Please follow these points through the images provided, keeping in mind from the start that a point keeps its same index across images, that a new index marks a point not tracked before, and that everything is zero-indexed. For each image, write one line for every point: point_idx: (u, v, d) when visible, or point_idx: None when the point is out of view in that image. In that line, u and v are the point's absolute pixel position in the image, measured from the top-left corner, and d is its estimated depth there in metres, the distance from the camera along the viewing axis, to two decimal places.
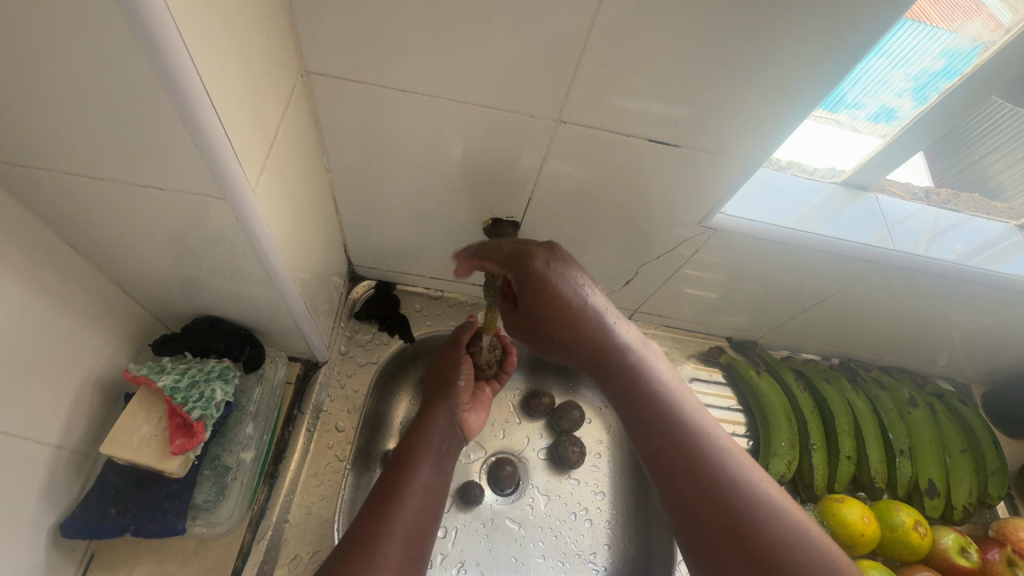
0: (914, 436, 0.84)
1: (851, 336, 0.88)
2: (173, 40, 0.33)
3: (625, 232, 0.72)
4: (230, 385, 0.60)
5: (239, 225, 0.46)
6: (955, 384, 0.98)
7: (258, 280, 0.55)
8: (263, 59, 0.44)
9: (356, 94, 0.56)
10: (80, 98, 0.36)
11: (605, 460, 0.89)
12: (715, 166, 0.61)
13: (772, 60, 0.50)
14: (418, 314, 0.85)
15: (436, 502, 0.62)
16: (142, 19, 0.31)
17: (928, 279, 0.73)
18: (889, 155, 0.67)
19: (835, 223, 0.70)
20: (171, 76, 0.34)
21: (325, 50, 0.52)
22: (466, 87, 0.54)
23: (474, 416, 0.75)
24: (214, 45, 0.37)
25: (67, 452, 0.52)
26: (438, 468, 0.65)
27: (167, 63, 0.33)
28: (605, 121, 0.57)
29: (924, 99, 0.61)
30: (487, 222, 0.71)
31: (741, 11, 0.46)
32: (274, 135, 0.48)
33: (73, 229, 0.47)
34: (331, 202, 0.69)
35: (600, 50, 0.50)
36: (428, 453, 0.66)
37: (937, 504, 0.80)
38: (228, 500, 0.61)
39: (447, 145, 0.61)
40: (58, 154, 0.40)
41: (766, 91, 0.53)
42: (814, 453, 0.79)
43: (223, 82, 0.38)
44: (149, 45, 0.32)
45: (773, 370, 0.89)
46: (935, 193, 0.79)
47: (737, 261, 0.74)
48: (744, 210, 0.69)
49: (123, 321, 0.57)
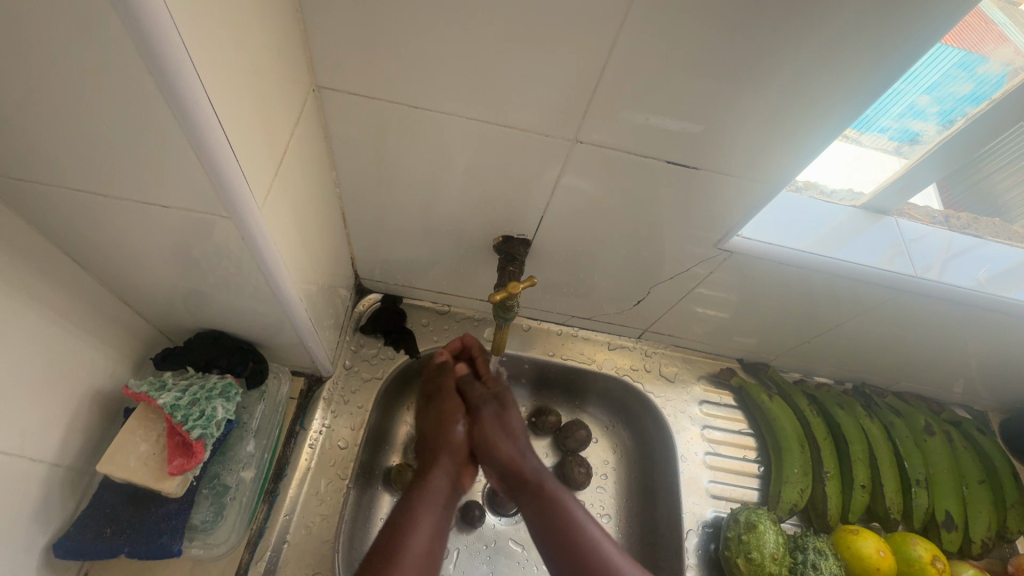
0: (930, 464, 0.82)
1: (865, 361, 0.86)
2: (182, 60, 0.32)
3: (637, 251, 0.70)
4: (231, 403, 0.59)
5: (245, 242, 0.45)
6: (972, 412, 0.95)
7: (263, 297, 0.54)
8: (274, 74, 0.44)
9: (368, 109, 0.55)
10: (88, 115, 0.35)
11: (611, 481, 0.86)
12: (731, 187, 0.60)
13: (794, 84, 0.49)
14: (425, 329, 0.83)
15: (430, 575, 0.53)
16: (149, 37, 0.30)
17: (948, 305, 0.71)
18: (909, 180, 0.65)
19: (853, 246, 0.69)
20: (179, 97, 0.33)
21: (337, 64, 0.51)
22: (480, 104, 0.53)
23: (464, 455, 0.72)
24: (224, 62, 0.36)
25: (63, 469, 0.51)
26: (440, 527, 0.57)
27: (172, 82, 0.32)
28: (621, 140, 0.55)
29: (948, 123, 0.59)
30: (497, 239, 0.70)
31: (765, 34, 0.45)
32: (284, 150, 0.47)
33: (76, 243, 0.46)
34: (340, 216, 0.68)
35: (619, 69, 0.49)
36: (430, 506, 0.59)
37: (954, 538, 0.77)
38: (226, 520, 0.59)
39: (459, 162, 0.60)
40: (61, 169, 0.39)
41: (787, 115, 0.52)
42: (827, 482, 0.77)
43: (232, 99, 0.38)
44: (156, 65, 0.31)
45: (786, 394, 0.87)
46: (954, 217, 0.77)
47: (752, 282, 0.72)
48: (761, 233, 0.68)
49: (126, 334, 0.57)
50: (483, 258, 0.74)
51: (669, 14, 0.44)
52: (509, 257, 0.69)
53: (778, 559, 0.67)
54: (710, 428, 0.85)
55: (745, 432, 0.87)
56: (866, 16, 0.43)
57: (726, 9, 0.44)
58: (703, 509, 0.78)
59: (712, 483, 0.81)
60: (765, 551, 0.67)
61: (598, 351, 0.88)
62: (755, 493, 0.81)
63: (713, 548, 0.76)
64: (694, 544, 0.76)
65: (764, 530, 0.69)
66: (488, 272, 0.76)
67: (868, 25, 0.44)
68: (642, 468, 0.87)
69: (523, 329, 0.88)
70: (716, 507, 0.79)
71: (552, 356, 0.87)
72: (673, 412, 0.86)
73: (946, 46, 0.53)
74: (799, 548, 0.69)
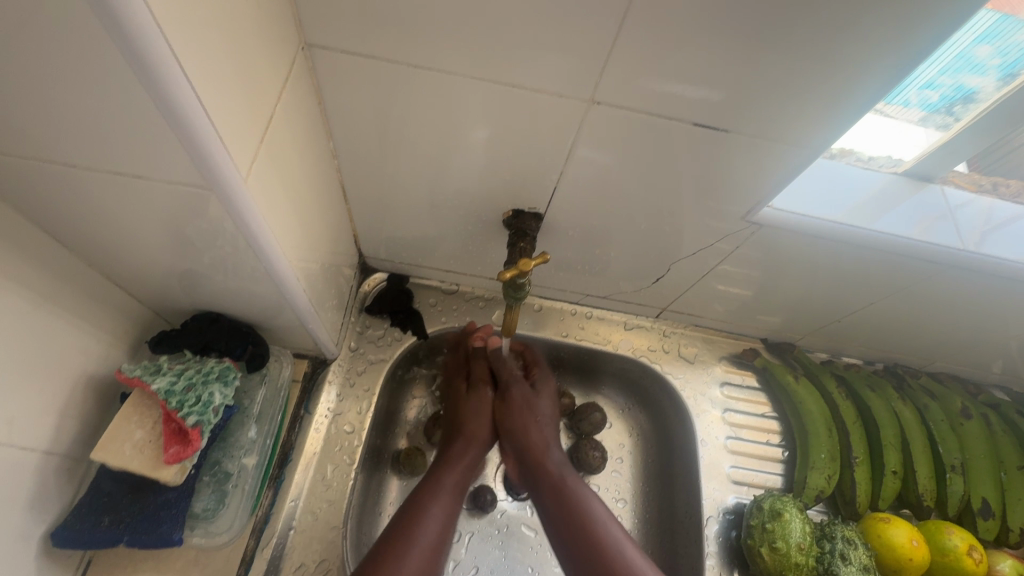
0: (967, 450, 0.77)
1: (897, 340, 0.81)
2: (143, 15, 0.28)
3: (658, 226, 0.66)
4: (230, 388, 0.56)
5: (231, 218, 0.42)
6: (1010, 394, 0.90)
7: (259, 277, 0.51)
8: (254, 29, 0.39)
9: (364, 71, 0.50)
10: (42, 73, 0.31)
11: (627, 465, 0.84)
12: (764, 154, 0.54)
13: (846, 28, 0.42)
14: (433, 309, 0.80)
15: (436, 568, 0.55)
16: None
17: (994, 280, 0.66)
18: (956, 147, 0.60)
19: (891, 217, 0.63)
20: (140, 53, 0.29)
21: (329, 20, 0.46)
22: (487, 64, 0.48)
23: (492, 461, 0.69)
24: (194, 17, 0.32)
25: (57, 458, 0.49)
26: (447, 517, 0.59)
27: (132, 41, 0.28)
28: (642, 104, 0.50)
29: (1009, 78, 0.53)
30: (507, 214, 0.66)
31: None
32: (270, 117, 0.43)
33: (53, 221, 0.43)
34: (339, 190, 0.65)
35: (642, 17, 0.43)
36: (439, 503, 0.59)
37: (992, 527, 0.73)
38: (228, 508, 0.58)
39: (465, 129, 0.55)
40: (25, 138, 0.35)
41: (834, 68, 0.45)
42: (856, 468, 0.73)
43: (203, 60, 0.33)
44: (113, 20, 0.27)
45: (813, 376, 0.82)
46: (1005, 184, 0.70)
47: (780, 257, 0.67)
48: (792, 203, 0.63)
49: (118, 317, 0.54)
50: (493, 233, 0.70)
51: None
52: (520, 233, 0.65)
53: (804, 549, 0.64)
54: (732, 411, 0.82)
55: (768, 415, 0.83)
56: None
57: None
58: (724, 496, 0.75)
59: (733, 469, 0.77)
60: (791, 541, 0.64)
61: (614, 331, 0.84)
62: (779, 478, 0.78)
63: (734, 536, 0.73)
64: (715, 531, 0.73)
65: (789, 518, 0.65)
66: (498, 250, 0.73)
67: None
68: (659, 452, 0.84)
69: (535, 309, 0.84)
70: (738, 493, 0.76)
71: (565, 336, 0.83)
72: (692, 395, 0.82)
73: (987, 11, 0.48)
74: (826, 537, 0.65)
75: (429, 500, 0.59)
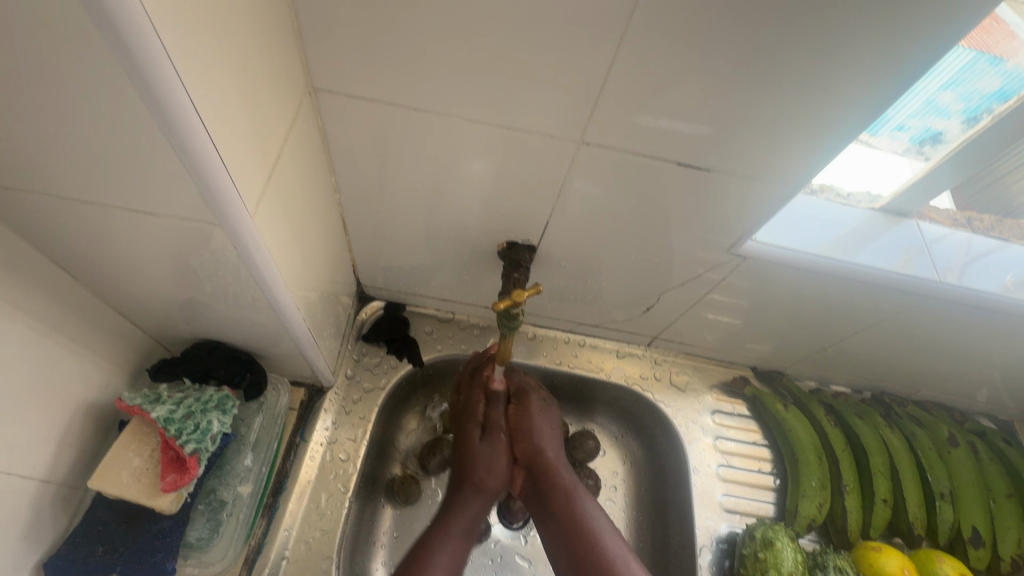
0: (955, 477, 0.78)
1: (882, 369, 0.83)
2: (166, 69, 0.31)
3: (648, 257, 0.68)
4: (228, 416, 0.57)
5: (237, 251, 0.44)
6: (996, 422, 0.91)
7: (260, 306, 0.52)
8: (266, 77, 0.42)
9: (366, 113, 0.53)
10: (71, 119, 0.33)
11: (620, 494, 0.84)
12: (745, 191, 0.57)
13: (819, 73, 0.45)
14: (429, 338, 0.81)
15: None
16: (122, 31, 0.28)
17: (973, 312, 0.68)
18: (928, 184, 0.63)
19: (870, 250, 0.66)
20: (162, 103, 0.32)
21: (335, 66, 0.49)
22: (482, 106, 0.51)
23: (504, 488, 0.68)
24: (210, 69, 0.35)
25: (54, 485, 0.49)
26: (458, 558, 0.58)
27: (155, 92, 0.31)
28: (629, 143, 0.53)
29: (974, 120, 0.56)
30: (502, 245, 0.68)
31: (792, 17, 0.42)
32: (277, 156, 0.46)
33: (65, 253, 0.45)
34: (339, 222, 0.67)
35: (627, 65, 0.46)
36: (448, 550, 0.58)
37: (982, 555, 0.74)
38: (222, 537, 0.58)
39: (462, 166, 0.58)
40: (47, 177, 0.37)
41: (807, 112, 0.49)
42: (846, 496, 0.74)
43: (218, 107, 0.36)
44: (138, 74, 0.30)
45: (802, 404, 0.84)
46: (977, 219, 0.73)
47: (767, 287, 0.70)
48: (774, 237, 0.65)
49: (121, 345, 0.55)
50: (488, 264, 0.72)
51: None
52: (514, 264, 0.67)
53: None
54: (723, 439, 0.83)
55: (759, 442, 0.84)
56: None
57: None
58: (717, 525, 0.76)
59: (726, 497, 0.78)
60: (783, 570, 0.65)
61: (606, 359, 0.86)
62: (771, 507, 0.78)
63: (728, 565, 0.73)
64: (708, 560, 0.73)
65: (781, 547, 0.66)
66: (493, 279, 0.75)
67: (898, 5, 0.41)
68: (653, 480, 0.84)
69: (529, 337, 0.86)
70: (731, 522, 0.76)
71: (559, 364, 0.84)
72: (684, 423, 0.83)
73: (959, 49, 0.50)
74: (818, 566, 0.66)
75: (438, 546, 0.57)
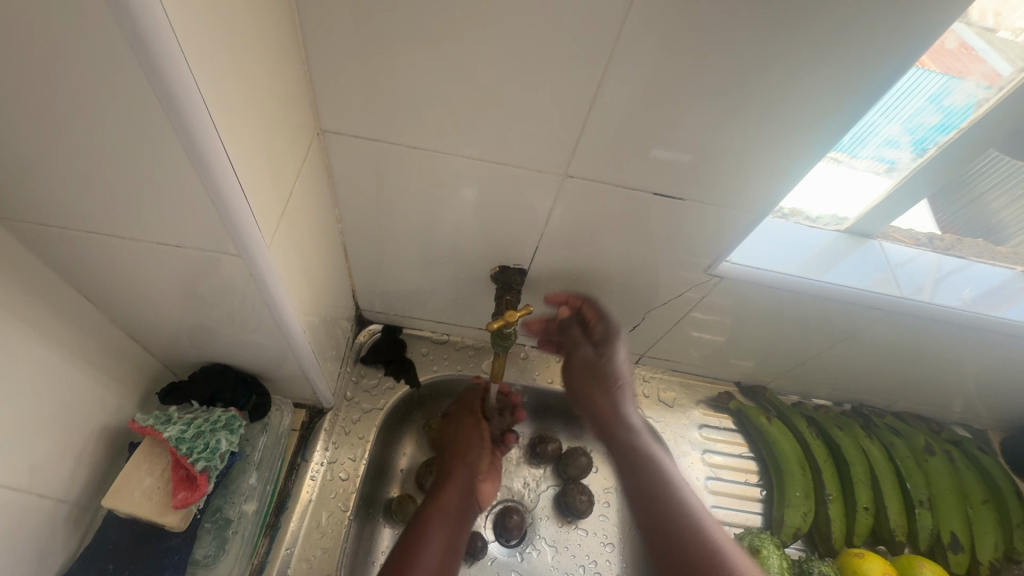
0: (933, 485, 0.81)
1: (861, 382, 0.87)
2: (210, 134, 0.35)
3: (632, 277, 0.72)
4: (235, 435, 0.59)
5: (254, 281, 0.47)
6: (971, 431, 0.95)
7: (268, 331, 0.55)
8: (282, 122, 0.46)
9: (368, 149, 0.58)
10: (106, 166, 0.37)
11: (613, 509, 0.86)
12: (719, 217, 0.62)
13: (781, 114, 0.50)
14: (425, 358, 0.84)
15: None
16: (180, 107, 0.32)
17: (938, 325, 0.72)
18: (888, 206, 0.68)
19: (839, 269, 0.71)
20: (205, 161, 0.36)
21: (339, 109, 0.54)
22: (474, 144, 0.56)
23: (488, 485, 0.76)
24: (241, 125, 0.39)
25: (68, 506, 0.51)
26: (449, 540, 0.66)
27: (199, 152, 0.35)
28: (610, 175, 0.58)
29: (922, 152, 0.62)
30: (494, 269, 0.72)
31: (752, 66, 0.47)
32: (290, 192, 0.50)
33: (87, 283, 0.48)
34: (341, 249, 0.71)
35: (605, 107, 0.51)
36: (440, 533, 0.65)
37: (961, 560, 0.76)
38: (228, 555, 0.60)
39: (456, 197, 0.62)
40: (79, 215, 0.41)
41: (772, 148, 0.53)
42: (830, 504, 0.77)
43: (247, 159, 0.40)
44: (188, 140, 0.34)
45: (785, 417, 0.87)
46: (939, 238, 0.78)
47: (745, 305, 0.74)
48: (749, 257, 0.70)
49: (132, 370, 0.58)
50: (482, 287, 0.75)
51: (652, 47, 0.46)
52: (507, 287, 0.71)
53: None
54: (711, 453, 0.87)
55: (746, 454, 0.87)
56: (846, 49, 0.45)
57: (712, 40, 0.45)
58: None
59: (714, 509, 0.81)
60: None
61: None
62: (757, 518, 0.82)
63: None
64: None
65: (768, 554, 0.68)
66: (487, 301, 0.78)
67: (847, 57, 0.45)
68: None
69: (520, 357, 0.90)
70: None
71: (551, 383, 0.88)
72: (672, 437, 0.87)
73: (917, 72, 0.53)
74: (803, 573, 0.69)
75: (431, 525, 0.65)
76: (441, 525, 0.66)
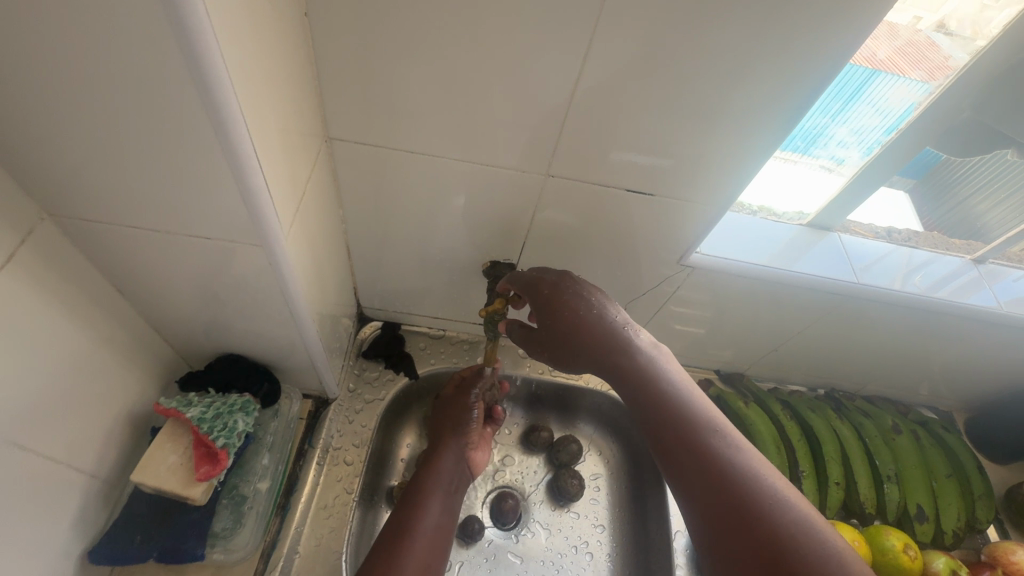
0: (901, 461, 0.87)
1: (831, 367, 0.93)
2: (243, 140, 0.40)
3: (614, 271, 0.78)
4: (250, 417, 0.64)
5: (274, 274, 0.53)
6: (938, 413, 1.01)
7: (281, 321, 0.60)
8: (296, 130, 0.52)
9: (368, 155, 0.64)
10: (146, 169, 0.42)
11: (603, 494, 0.91)
12: (689, 212, 0.68)
13: (736, 117, 0.57)
14: (422, 353, 0.89)
15: (444, 543, 0.66)
16: (221, 116, 0.38)
17: (896, 310, 0.78)
18: (843, 199, 0.74)
19: (806, 260, 0.76)
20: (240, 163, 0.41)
21: (343, 119, 0.60)
22: (464, 149, 0.62)
23: (480, 453, 0.81)
24: (267, 133, 0.44)
25: (97, 481, 0.56)
26: (446, 509, 0.69)
27: (235, 156, 0.40)
28: (587, 175, 0.64)
29: (868, 152, 0.69)
30: (486, 264, 0.77)
31: (708, 75, 0.53)
32: (302, 193, 0.55)
33: (116, 277, 0.54)
34: (344, 248, 0.76)
35: (580, 113, 0.58)
36: (435, 502, 0.69)
37: (927, 529, 0.82)
38: (245, 528, 0.64)
39: (449, 198, 0.68)
40: (115, 213, 0.46)
41: (731, 147, 0.60)
42: (804, 480, 0.82)
43: (270, 162, 0.46)
44: (226, 144, 0.39)
45: (762, 402, 0.92)
46: (896, 232, 0.84)
47: (718, 295, 0.80)
48: (719, 249, 0.76)
49: (154, 360, 0.63)
50: (475, 282, 0.81)
51: (619, 60, 0.52)
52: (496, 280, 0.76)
53: None
54: None
55: None
56: (789, 59, 0.51)
57: (670, 53, 0.52)
58: None
59: None
60: None
61: None
62: None
63: None
64: (682, 543, 0.81)
65: None
66: (480, 296, 0.84)
67: (790, 67, 0.52)
68: (631, 477, 0.92)
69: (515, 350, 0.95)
70: None
71: (541, 373, 0.93)
72: None
73: (858, 66, 0.59)
74: None
75: (428, 495, 0.69)
76: (434, 494, 0.70)
